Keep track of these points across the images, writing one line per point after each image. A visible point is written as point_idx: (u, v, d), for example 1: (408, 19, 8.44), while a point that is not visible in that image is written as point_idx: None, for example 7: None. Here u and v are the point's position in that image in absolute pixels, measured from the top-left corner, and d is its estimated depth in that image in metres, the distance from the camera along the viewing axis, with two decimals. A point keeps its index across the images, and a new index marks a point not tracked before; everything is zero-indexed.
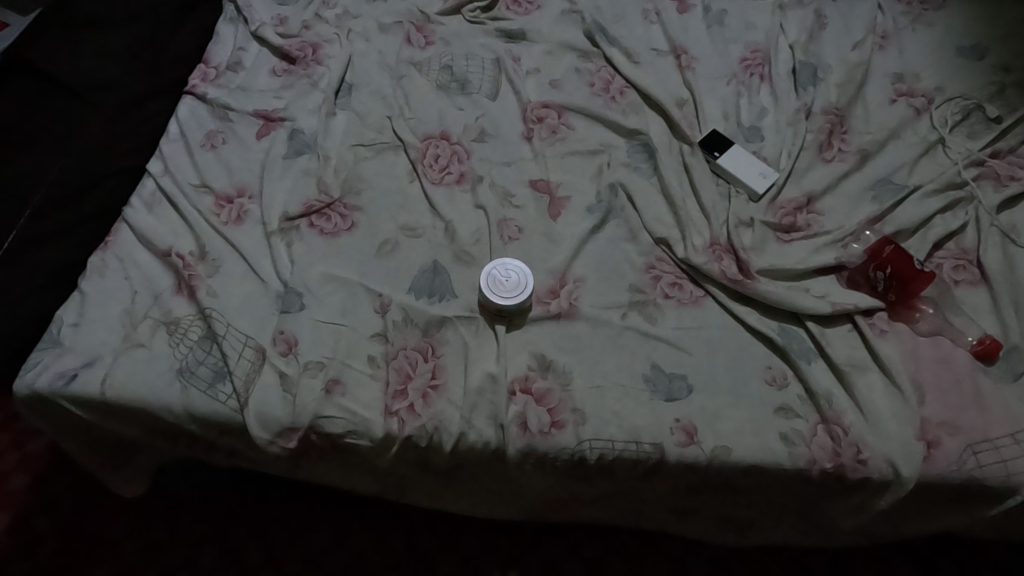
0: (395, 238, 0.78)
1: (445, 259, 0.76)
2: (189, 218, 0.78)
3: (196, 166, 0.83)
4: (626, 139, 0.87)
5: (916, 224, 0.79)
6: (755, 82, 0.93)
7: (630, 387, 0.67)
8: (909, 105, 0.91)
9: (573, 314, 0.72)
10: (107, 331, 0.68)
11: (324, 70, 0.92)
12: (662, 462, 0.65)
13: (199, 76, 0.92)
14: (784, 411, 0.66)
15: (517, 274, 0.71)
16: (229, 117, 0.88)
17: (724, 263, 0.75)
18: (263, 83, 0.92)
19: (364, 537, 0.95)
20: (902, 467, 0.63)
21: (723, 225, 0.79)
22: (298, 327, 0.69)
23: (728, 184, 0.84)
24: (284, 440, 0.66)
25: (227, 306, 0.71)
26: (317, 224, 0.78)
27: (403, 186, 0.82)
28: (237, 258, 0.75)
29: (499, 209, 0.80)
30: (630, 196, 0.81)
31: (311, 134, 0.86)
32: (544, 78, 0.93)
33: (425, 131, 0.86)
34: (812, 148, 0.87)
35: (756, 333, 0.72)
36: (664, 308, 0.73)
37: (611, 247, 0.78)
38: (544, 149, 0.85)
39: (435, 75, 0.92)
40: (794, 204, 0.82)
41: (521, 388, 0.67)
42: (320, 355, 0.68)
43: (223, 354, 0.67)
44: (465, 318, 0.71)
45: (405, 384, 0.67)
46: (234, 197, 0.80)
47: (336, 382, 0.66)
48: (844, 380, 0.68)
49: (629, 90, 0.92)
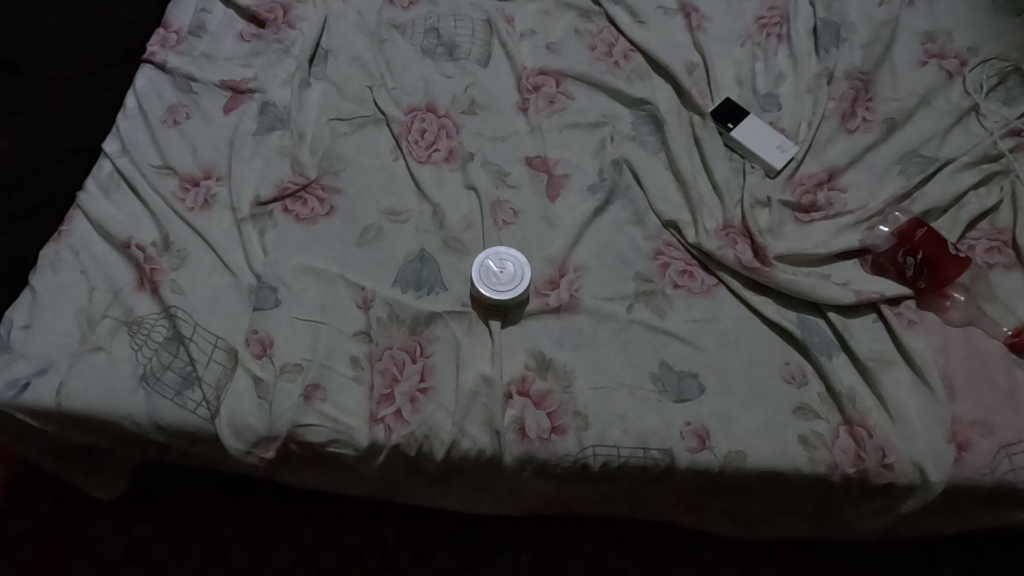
0: (378, 224, 0.71)
1: (433, 247, 0.69)
2: (150, 204, 0.71)
3: (157, 144, 0.75)
4: (631, 109, 0.79)
5: (947, 201, 0.73)
6: (772, 44, 0.85)
7: (637, 387, 0.62)
8: (940, 68, 0.83)
9: (574, 307, 0.66)
10: (61, 333, 0.62)
11: (297, 34, 0.83)
12: (671, 469, 0.60)
13: (159, 43, 0.83)
14: (804, 412, 0.61)
15: (513, 263, 0.65)
16: (192, 89, 0.80)
17: (739, 248, 0.69)
18: (229, 50, 0.84)
19: (356, 531, 0.91)
20: (930, 471, 0.59)
21: (737, 205, 0.73)
22: (273, 326, 0.63)
23: (743, 159, 0.77)
24: (261, 450, 0.60)
25: (194, 304, 0.64)
26: (291, 209, 0.71)
27: (386, 165, 0.74)
28: (204, 249, 0.68)
29: (492, 190, 0.73)
30: (635, 173, 0.74)
31: (284, 107, 0.78)
32: (540, 41, 0.84)
33: (410, 103, 0.78)
34: (834, 118, 0.80)
35: (773, 326, 0.66)
36: (672, 299, 0.67)
37: (615, 231, 0.71)
38: (541, 122, 0.78)
39: (420, 38, 0.83)
40: (814, 180, 0.75)
41: (518, 390, 0.61)
42: (297, 357, 0.62)
43: (191, 357, 0.61)
44: (456, 314, 0.65)
45: (391, 388, 0.61)
46: (200, 180, 0.73)
47: (316, 387, 0.61)
48: (869, 377, 0.63)
49: (634, 54, 0.84)
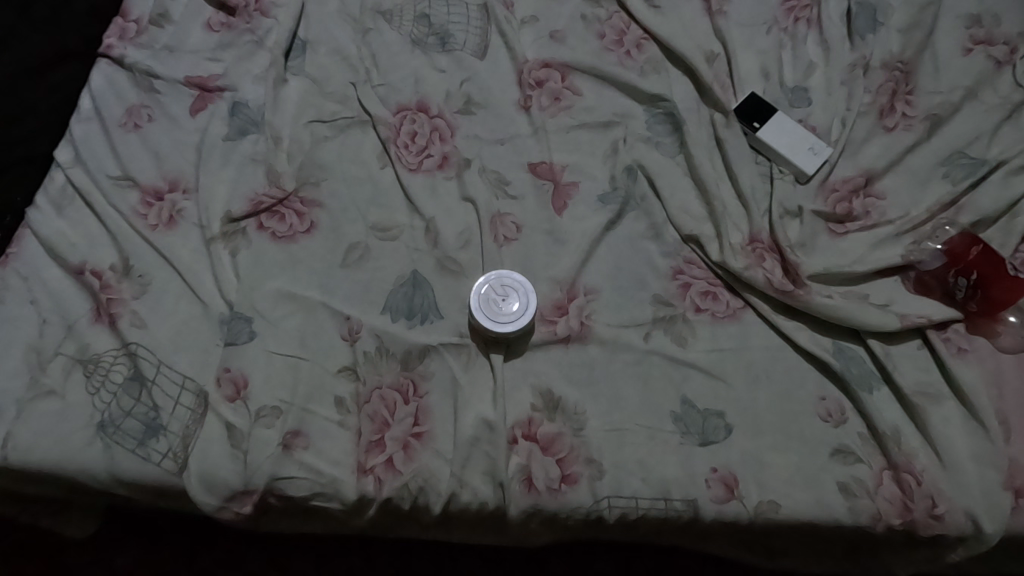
0: (365, 242, 0.63)
1: (427, 268, 0.62)
2: (109, 222, 0.63)
3: (115, 152, 0.67)
4: (646, 106, 0.71)
5: (998, 210, 0.65)
6: (801, 29, 0.76)
7: (656, 429, 0.55)
8: (988, 56, 0.75)
9: (585, 336, 0.59)
10: (7, 375, 0.55)
11: (271, 22, 0.74)
12: (696, 520, 0.54)
13: (117, 34, 0.74)
14: (843, 455, 0.55)
15: (519, 293, 0.58)
16: (155, 88, 0.71)
17: (768, 266, 0.62)
18: (196, 41, 0.75)
19: (351, 560, 0.86)
20: (985, 523, 0.52)
21: (766, 217, 0.65)
22: (247, 363, 0.56)
23: (770, 162, 0.69)
24: (237, 504, 0.54)
25: (158, 339, 0.57)
26: (267, 225, 0.64)
27: (373, 174, 0.67)
28: (170, 274, 0.61)
29: (491, 201, 0.65)
30: (651, 180, 0.66)
31: (257, 107, 0.70)
32: (543, 28, 0.75)
33: (399, 102, 0.70)
34: (872, 113, 0.72)
35: (807, 356, 0.59)
36: (694, 325, 0.60)
37: (630, 248, 0.64)
38: (545, 122, 0.69)
39: (409, 26, 0.74)
40: (850, 187, 0.68)
41: (523, 434, 0.55)
42: (275, 399, 0.55)
43: (155, 402, 0.54)
44: (453, 347, 0.58)
45: (381, 434, 0.55)
46: (164, 193, 0.65)
47: (297, 434, 0.54)
48: (915, 414, 0.56)
49: (648, 42, 0.75)
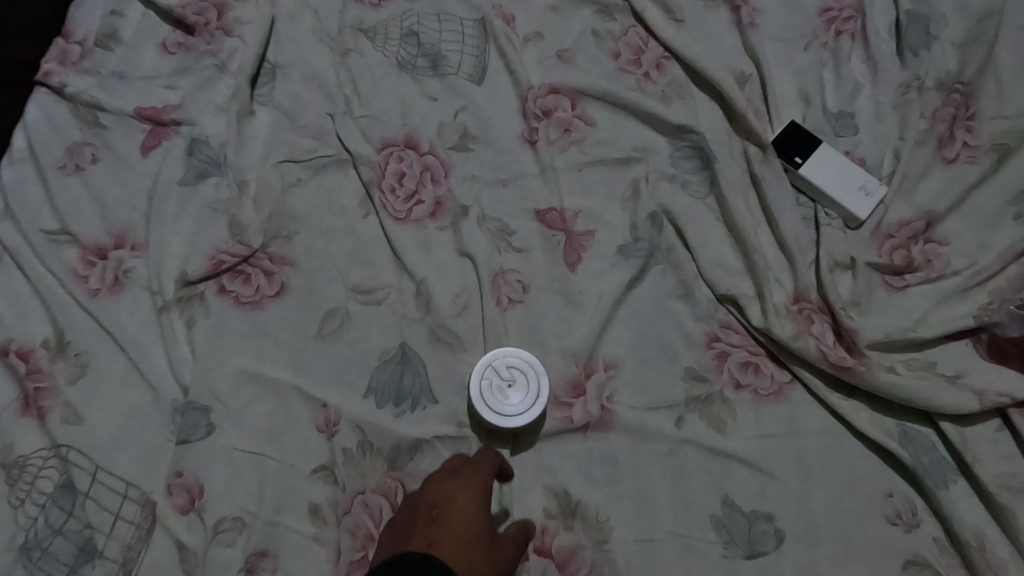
0: (345, 307, 0.54)
1: (418, 339, 0.52)
2: (42, 287, 0.54)
3: (51, 201, 0.57)
4: (670, 139, 0.61)
5: None
6: (844, 45, 0.67)
7: (693, 539, 0.47)
8: None
9: (607, 424, 0.50)
10: None
11: (235, 43, 0.65)
12: None
13: (57, 57, 0.64)
14: (917, 568, 0.46)
15: (530, 376, 0.49)
16: (100, 122, 0.62)
17: (818, 333, 0.53)
18: (148, 65, 0.65)
19: None
20: None
21: (814, 270, 0.56)
22: (202, 465, 0.47)
23: (814, 204, 0.60)
24: None
25: (94, 439, 0.48)
26: (229, 288, 0.54)
27: (354, 224, 0.57)
28: (116, 350, 0.51)
29: (493, 256, 0.55)
30: (679, 228, 0.57)
31: (218, 145, 0.60)
32: (549, 47, 0.65)
33: (384, 137, 0.60)
34: (931, 143, 0.62)
35: (869, 442, 0.50)
36: (735, 406, 0.51)
37: (656, 310, 0.54)
38: (554, 159, 0.60)
39: (395, 46, 0.65)
40: (909, 232, 0.59)
41: (536, 548, 0.47)
42: (238, 509, 0.46)
43: (89, 519, 0.46)
44: (450, 440, 0.49)
45: (366, 552, 0.46)
46: (109, 250, 0.56)
47: (263, 555, 0.45)
48: (1002, 517, 0.47)
49: (669, 62, 0.65)
